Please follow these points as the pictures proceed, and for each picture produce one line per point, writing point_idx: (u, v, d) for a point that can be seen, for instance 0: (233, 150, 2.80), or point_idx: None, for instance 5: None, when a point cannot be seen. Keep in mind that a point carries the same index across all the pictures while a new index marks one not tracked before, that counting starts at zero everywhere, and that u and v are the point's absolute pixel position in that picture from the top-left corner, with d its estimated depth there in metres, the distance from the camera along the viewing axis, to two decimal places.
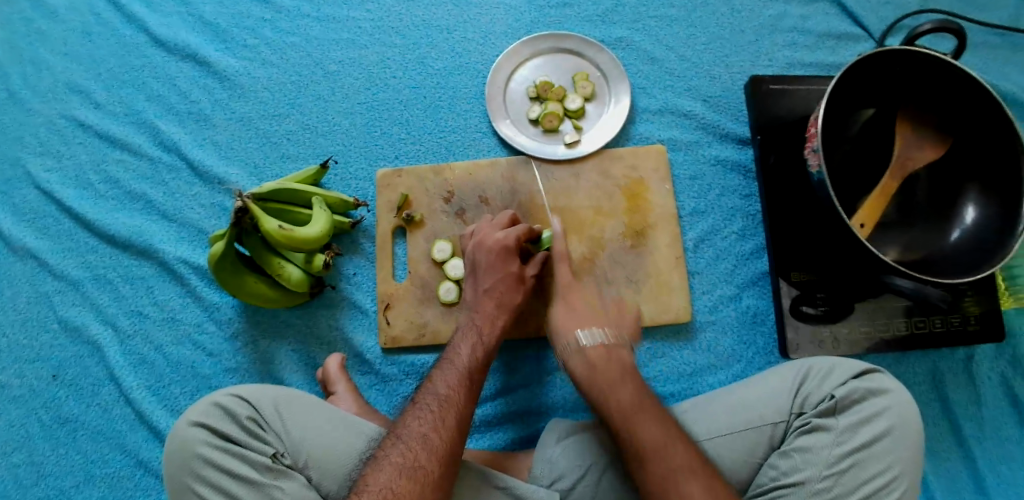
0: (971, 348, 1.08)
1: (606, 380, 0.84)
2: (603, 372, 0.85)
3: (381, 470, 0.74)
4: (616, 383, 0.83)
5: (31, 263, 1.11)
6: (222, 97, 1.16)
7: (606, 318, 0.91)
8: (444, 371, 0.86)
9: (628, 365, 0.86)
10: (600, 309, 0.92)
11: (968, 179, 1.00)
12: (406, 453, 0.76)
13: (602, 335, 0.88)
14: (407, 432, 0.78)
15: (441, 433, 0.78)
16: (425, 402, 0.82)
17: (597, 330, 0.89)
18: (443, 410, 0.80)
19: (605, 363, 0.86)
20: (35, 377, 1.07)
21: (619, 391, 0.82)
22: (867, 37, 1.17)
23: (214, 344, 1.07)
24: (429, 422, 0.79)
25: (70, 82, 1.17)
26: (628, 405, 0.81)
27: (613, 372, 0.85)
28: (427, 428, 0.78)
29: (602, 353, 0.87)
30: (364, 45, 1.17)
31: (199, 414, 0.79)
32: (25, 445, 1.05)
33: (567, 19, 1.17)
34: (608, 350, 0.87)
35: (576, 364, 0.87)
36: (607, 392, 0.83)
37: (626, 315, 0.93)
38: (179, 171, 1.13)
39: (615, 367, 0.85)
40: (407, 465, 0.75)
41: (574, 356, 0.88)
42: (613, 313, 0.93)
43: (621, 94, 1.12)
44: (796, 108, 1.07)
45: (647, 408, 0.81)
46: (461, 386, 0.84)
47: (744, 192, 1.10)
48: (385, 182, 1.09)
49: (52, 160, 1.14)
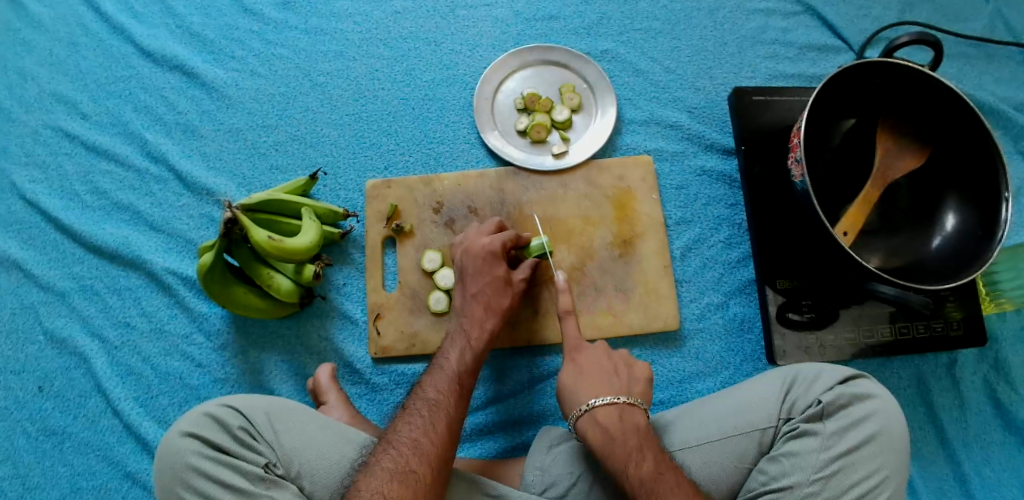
0: (954, 353, 1.10)
1: (622, 457, 0.81)
2: (618, 438, 0.83)
3: (373, 475, 0.75)
4: (631, 457, 0.81)
5: (16, 274, 1.10)
6: (210, 108, 1.17)
7: (617, 381, 0.89)
8: (434, 377, 0.87)
9: (644, 430, 0.84)
10: (611, 372, 0.91)
11: (947, 186, 1.02)
12: (397, 458, 0.77)
13: (617, 398, 0.86)
14: (398, 437, 0.79)
15: (432, 436, 0.79)
16: (415, 408, 0.82)
17: (609, 396, 0.86)
18: (433, 413, 0.81)
19: (620, 433, 0.83)
20: (20, 389, 1.06)
21: (637, 463, 0.80)
22: (847, 49, 1.20)
23: (203, 355, 1.06)
24: (420, 426, 0.80)
25: (57, 93, 1.18)
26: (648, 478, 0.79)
27: (629, 440, 0.82)
28: (418, 433, 0.79)
29: (613, 414, 0.85)
30: (352, 57, 1.18)
31: (191, 425, 0.78)
32: (9, 458, 1.04)
33: (553, 32, 1.19)
34: (621, 412, 0.85)
35: (584, 424, 0.85)
36: (614, 454, 0.81)
37: (630, 375, 0.91)
38: (167, 182, 1.13)
39: (631, 439, 0.83)
40: (399, 469, 0.76)
41: (584, 418, 0.86)
42: (622, 373, 0.91)
43: (608, 105, 1.14)
44: (779, 118, 1.09)
45: (667, 479, 0.79)
46: (450, 390, 0.85)
47: (730, 201, 1.12)
48: (374, 193, 1.09)
49: (37, 170, 1.14)
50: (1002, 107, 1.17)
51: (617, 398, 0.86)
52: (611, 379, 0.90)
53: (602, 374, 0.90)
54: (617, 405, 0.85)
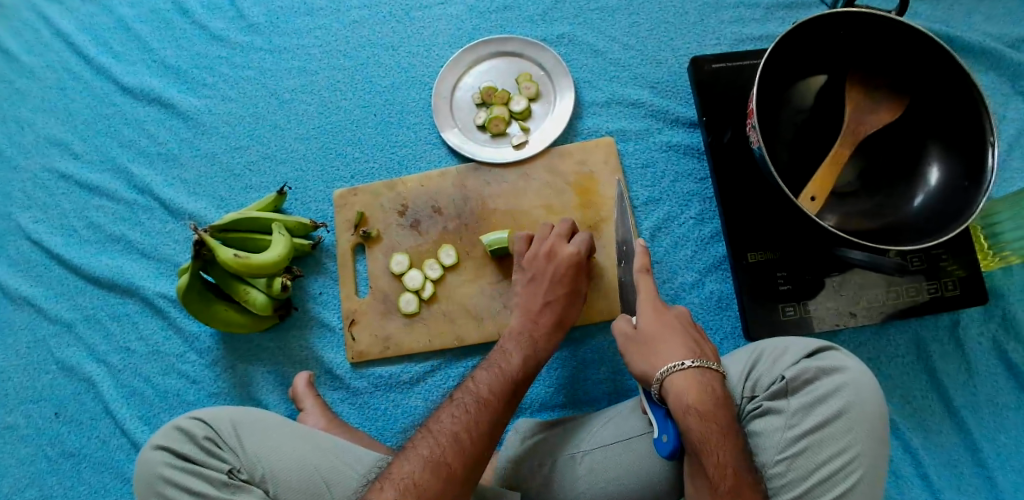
0: (956, 313, 1.03)
1: (724, 422, 0.77)
2: (721, 405, 0.78)
3: (384, 488, 0.74)
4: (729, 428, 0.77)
5: (27, 310, 1.18)
6: (187, 136, 1.22)
7: (704, 347, 0.84)
8: (486, 373, 0.88)
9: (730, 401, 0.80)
10: (696, 338, 0.85)
11: (928, 137, 0.96)
12: (434, 446, 0.78)
13: (715, 363, 0.81)
14: (440, 426, 0.80)
15: (472, 432, 0.80)
16: (441, 422, 0.81)
17: (709, 360, 0.81)
18: (479, 409, 0.82)
19: (720, 398, 0.78)
20: (39, 416, 1.14)
21: (730, 439, 0.76)
22: (817, 3, 1.14)
23: (196, 371, 1.12)
24: (462, 419, 0.81)
25: (50, 137, 1.25)
26: (743, 458, 0.76)
27: (727, 412, 0.77)
28: (459, 427, 0.80)
29: (714, 381, 0.79)
30: (314, 71, 1.21)
31: (163, 438, 0.84)
32: (34, 480, 1.12)
33: (507, 22, 1.18)
34: (721, 380, 0.80)
35: (687, 385, 0.78)
36: (726, 431, 0.76)
37: (709, 344, 0.85)
38: (153, 211, 1.19)
39: (728, 408, 0.78)
40: (434, 459, 0.77)
41: (687, 377, 0.79)
42: (703, 341, 0.85)
43: (566, 90, 1.12)
44: (741, 85, 1.05)
45: (746, 477, 0.74)
46: (481, 408, 0.82)
47: (699, 175, 1.08)
48: (341, 202, 1.12)
49: (39, 212, 1.22)
50: (994, 45, 1.08)
51: (716, 365, 0.81)
52: (694, 345, 0.83)
53: (686, 339, 0.84)
54: (716, 373, 0.80)
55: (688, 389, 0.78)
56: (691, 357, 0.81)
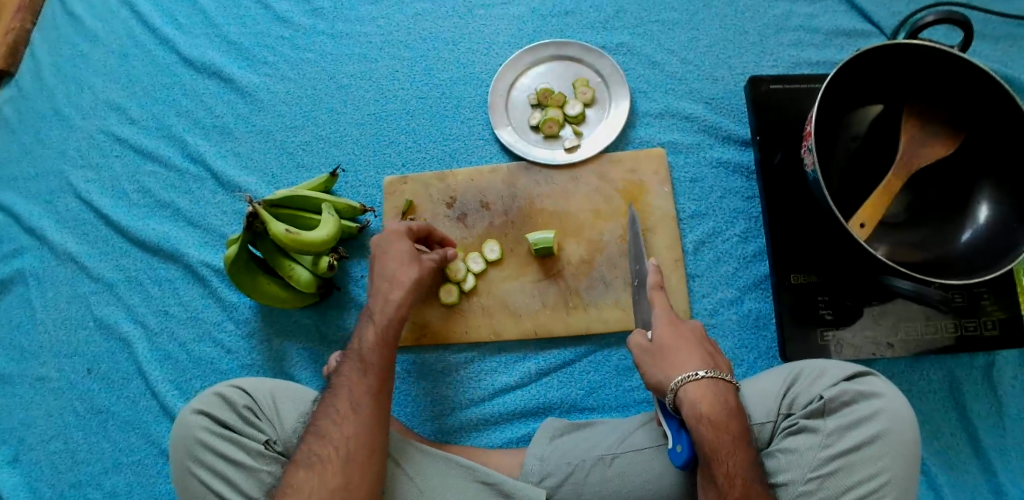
0: (991, 355, 1.03)
1: (736, 432, 0.78)
2: (732, 416, 0.78)
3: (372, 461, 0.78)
4: (741, 438, 0.77)
5: (71, 266, 1.20)
6: (243, 111, 1.24)
7: (717, 359, 0.84)
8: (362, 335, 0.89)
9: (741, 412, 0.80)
10: (709, 351, 0.84)
11: (981, 175, 0.97)
12: (333, 422, 0.80)
13: (729, 376, 0.81)
14: (332, 402, 0.82)
15: (363, 401, 0.82)
16: None
17: (724, 372, 0.81)
18: (361, 377, 0.84)
19: (733, 409, 0.79)
20: (72, 371, 1.16)
21: (743, 449, 0.77)
22: (877, 34, 1.15)
23: (232, 341, 1.13)
24: (349, 390, 0.83)
25: (109, 100, 1.28)
26: (754, 466, 0.76)
27: (738, 423, 0.78)
28: (350, 398, 0.82)
29: (728, 391, 0.80)
30: (374, 59, 1.23)
31: (203, 403, 0.84)
32: (60, 434, 1.14)
33: (568, 27, 1.20)
34: (733, 392, 0.81)
35: (697, 394, 0.79)
36: (737, 440, 0.77)
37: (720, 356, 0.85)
38: (203, 181, 1.21)
39: (740, 419, 0.79)
40: (332, 433, 0.79)
41: (702, 387, 0.79)
42: (716, 352, 0.85)
43: (621, 99, 1.14)
44: (797, 108, 1.06)
45: (756, 485, 0.75)
46: None
47: (747, 194, 1.09)
48: (391, 189, 1.13)
49: (91, 171, 1.25)
50: None
51: (732, 378, 0.81)
52: (708, 356, 0.83)
53: (700, 349, 0.83)
54: (730, 384, 0.81)
55: (702, 398, 0.78)
56: (705, 368, 0.81)
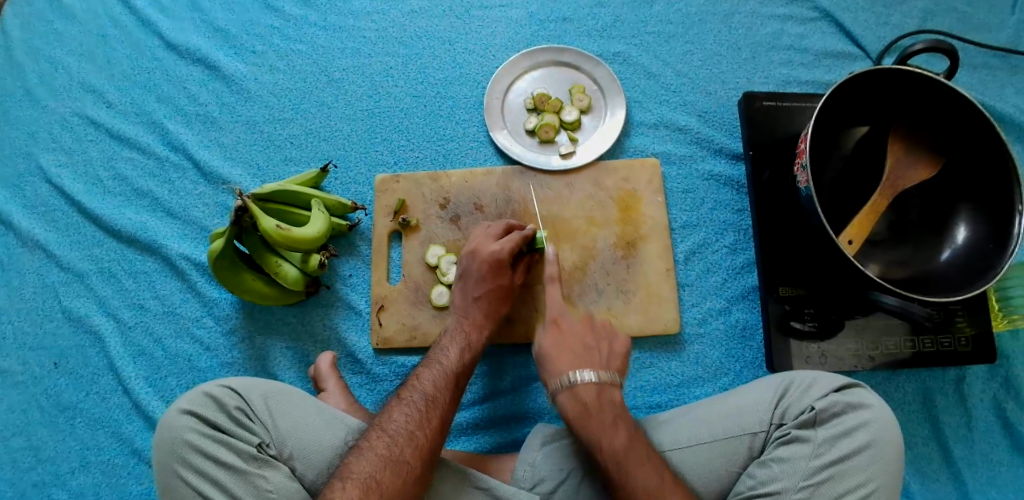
0: (962, 369, 1.07)
1: (599, 422, 0.85)
2: (595, 412, 0.86)
3: (366, 459, 0.79)
4: (606, 429, 0.85)
5: (39, 254, 1.15)
6: (229, 101, 1.20)
7: (595, 355, 0.92)
8: (431, 370, 0.90)
9: (620, 405, 0.88)
10: (587, 347, 0.93)
11: (960, 198, 1.00)
12: (392, 446, 0.80)
13: (597, 374, 0.89)
14: (394, 427, 0.82)
15: (427, 430, 0.83)
16: (411, 399, 0.86)
17: (588, 370, 0.89)
18: (428, 409, 0.85)
19: (596, 407, 0.87)
20: (37, 364, 1.11)
21: (612, 437, 0.84)
22: (864, 57, 1.19)
23: (211, 338, 1.09)
24: (416, 419, 0.83)
25: (85, 82, 1.23)
26: (621, 454, 0.83)
27: (606, 416, 0.86)
28: (413, 426, 0.83)
29: (592, 390, 0.88)
30: (368, 54, 1.21)
31: (190, 402, 0.81)
32: (24, 430, 1.08)
33: (566, 33, 1.20)
34: (601, 389, 0.88)
35: (565, 400, 0.88)
36: (601, 428, 0.85)
37: (610, 350, 0.93)
38: (184, 170, 1.17)
39: (608, 412, 0.87)
40: (392, 458, 0.79)
41: (564, 393, 0.89)
42: (600, 348, 0.93)
43: (617, 108, 1.14)
44: (789, 125, 1.08)
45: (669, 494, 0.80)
46: (445, 386, 0.88)
47: (737, 206, 1.11)
48: (383, 187, 1.12)
49: (63, 155, 1.19)
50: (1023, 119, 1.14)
51: (596, 375, 0.89)
52: (582, 354, 0.92)
53: (572, 351, 0.92)
54: (596, 383, 0.88)
55: (567, 402, 0.88)
56: (573, 368, 0.90)
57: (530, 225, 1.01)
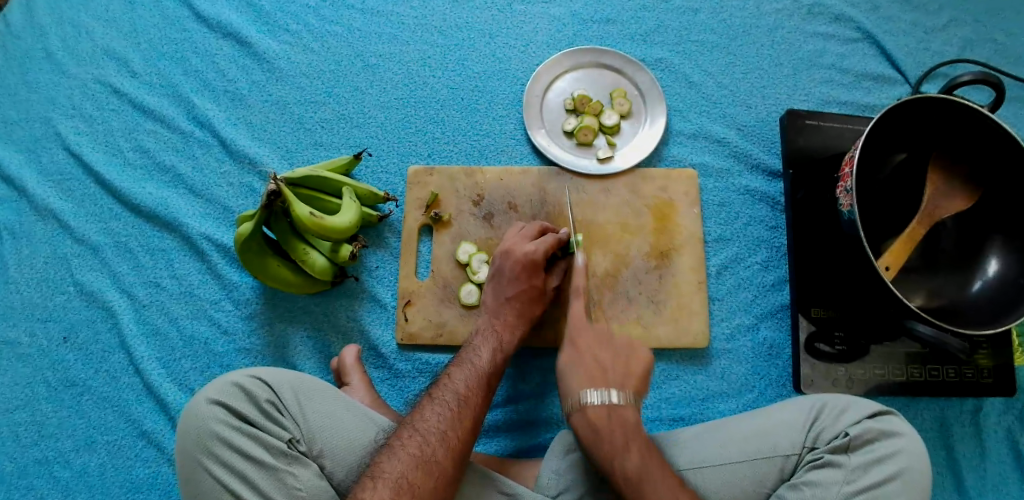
0: (980, 400, 1.09)
1: (610, 446, 0.81)
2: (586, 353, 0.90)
3: (398, 459, 0.75)
4: (617, 451, 0.80)
5: (52, 224, 1.10)
6: (260, 78, 1.16)
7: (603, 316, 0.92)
8: (463, 370, 0.87)
9: (633, 425, 0.83)
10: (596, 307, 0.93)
11: (994, 231, 1.01)
12: (424, 445, 0.77)
13: (608, 394, 0.84)
14: (426, 426, 0.79)
15: (459, 430, 0.79)
16: (444, 399, 0.82)
17: (607, 390, 0.85)
18: (462, 409, 0.82)
19: (606, 425, 0.83)
20: (46, 337, 1.07)
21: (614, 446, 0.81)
22: (903, 82, 1.18)
23: (229, 322, 1.06)
24: (448, 418, 0.80)
25: (109, 47, 1.18)
26: (634, 475, 0.79)
27: (617, 437, 0.82)
28: (445, 425, 0.79)
29: (603, 412, 0.83)
30: (406, 41, 1.18)
31: (220, 393, 0.79)
32: (28, 404, 1.04)
33: (608, 35, 1.18)
34: (610, 410, 0.84)
35: (577, 420, 0.84)
36: (614, 452, 0.80)
37: (627, 370, 0.88)
38: (210, 147, 1.13)
39: (620, 435, 0.82)
40: (424, 458, 0.76)
41: (576, 413, 0.85)
42: (617, 366, 0.88)
43: (657, 115, 1.13)
44: (830, 146, 1.08)
45: None
46: (479, 387, 0.85)
47: (771, 223, 1.11)
48: (415, 179, 1.09)
49: (83, 123, 1.15)
50: None
51: (608, 396, 0.84)
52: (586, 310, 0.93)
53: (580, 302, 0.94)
54: (607, 404, 0.84)
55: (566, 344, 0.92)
56: (589, 388, 0.85)
57: (565, 230, 0.99)
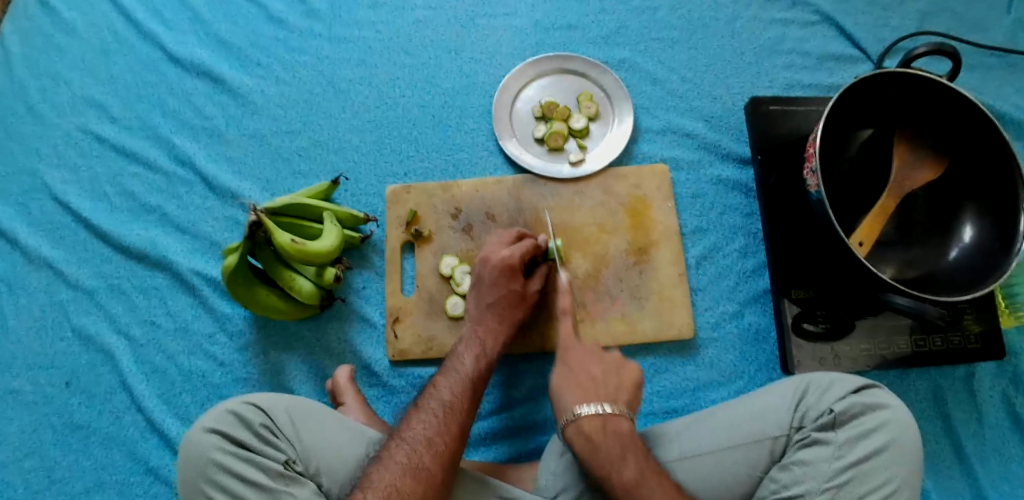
0: (971, 366, 1.09)
1: (608, 458, 0.80)
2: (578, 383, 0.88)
3: (387, 469, 0.77)
4: (589, 385, 0.87)
5: (47, 273, 1.14)
6: (236, 114, 1.20)
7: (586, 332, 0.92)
8: (448, 378, 0.89)
9: (606, 367, 0.90)
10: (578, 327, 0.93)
11: (966, 197, 1.02)
12: (412, 454, 0.79)
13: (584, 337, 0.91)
14: (413, 435, 0.81)
15: (446, 437, 0.81)
16: (429, 407, 0.85)
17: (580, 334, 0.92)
18: (448, 415, 0.84)
19: (582, 367, 0.89)
20: (49, 384, 1.10)
21: (622, 469, 0.80)
22: (865, 59, 1.20)
23: (225, 354, 1.09)
24: (434, 426, 0.82)
25: (89, 98, 1.22)
26: (630, 484, 0.79)
27: (613, 447, 0.81)
28: (432, 432, 0.81)
29: (597, 424, 0.83)
30: (374, 65, 1.21)
31: (214, 420, 0.81)
32: (36, 451, 1.07)
33: (571, 41, 1.21)
34: (586, 351, 0.91)
35: (556, 363, 0.92)
36: (606, 424, 0.83)
37: (619, 381, 0.88)
38: (193, 185, 1.17)
39: (592, 371, 0.89)
40: (412, 465, 0.78)
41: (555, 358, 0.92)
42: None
43: (625, 114, 1.15)
44: (796, 129, 1.10)
45: None
46: (464, 393, 0.87)
47: (746, 210, 1.12)
48: (394, 198, 1.12)
49: (69, 172, 1.19)
50: None
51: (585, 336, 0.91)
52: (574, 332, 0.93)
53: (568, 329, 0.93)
54: (601, 415, 0.83)
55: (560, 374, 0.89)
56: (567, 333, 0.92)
57: (542, 235, 1.01)
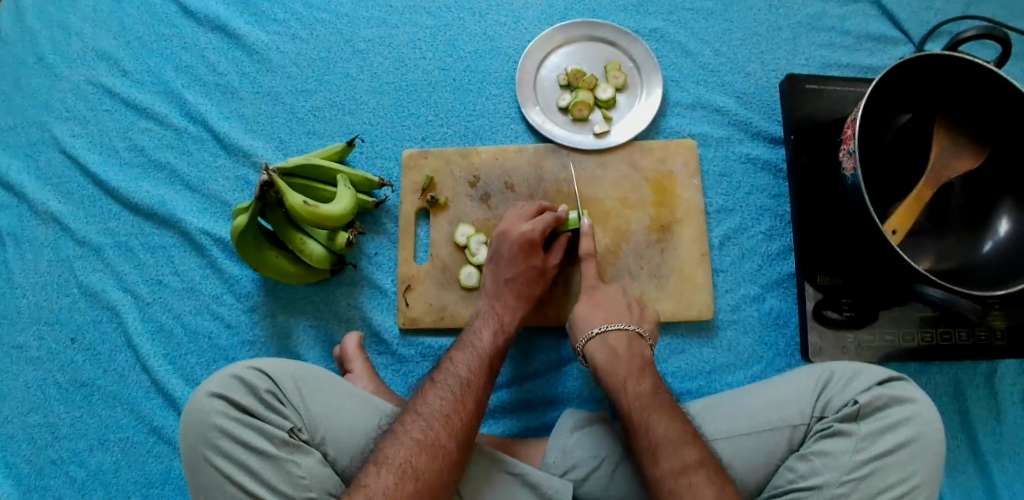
0: (995, 363, 1.06)
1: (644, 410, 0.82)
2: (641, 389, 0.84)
3: (402, 444, 0.75)
4: (654, 414, 0.81)
5: (54, 227, 1.11)
6: (250, 70, 1.15)
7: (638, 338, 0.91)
8: (465, 353, 0.86)
9: (666, 392, 0.85)
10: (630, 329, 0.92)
11: (1003, 189, 0.98)
12: (427, 430, 0.77)
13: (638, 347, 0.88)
14: (429, 410, 0.79)
15: (462, 414, 0.79)
16: (445, 382, 0.82)
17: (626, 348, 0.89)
18: (464, 391, 0.81)
19: (645, 389, 0.85)
20: (53, 340, 1.07)
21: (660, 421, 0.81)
22: (906, 41, 1.15)
23: (232, 315, 1.06)
24: (451, 402, 0.80)
25: (100, 49, 1.17)
26: (669, 436, 0.79)
27: (648, 400, 0.83)
28: (449, 409, 0.79)
29: (638, 376, 0.86)
30: (394, 25, 1.16)
31: (219, 385, 0.79)
32: (40, 406, 1.05)
33: (600, 7, 1.16)
34: (647, 371, 0.86)
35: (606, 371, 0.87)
36: (647, 417, 0.81)
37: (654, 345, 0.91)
38: (204, 142, 1.12)
39: (636, 362, 0.88)
40: (428, 441, 0.76)
41: (607, 370, 0.87)
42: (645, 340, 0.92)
43: (654, 86, 1.11)
44: (832, 109, 1.06)
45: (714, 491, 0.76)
46: (481, 370, 0.85)
47: (774, 192, 1.08)
48: (410, 163, 1.08)
49: (78, 125, 1.15)
50: None
51: (640, 358, 0.88)
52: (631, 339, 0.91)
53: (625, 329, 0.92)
54: (641, 367, 0.87)
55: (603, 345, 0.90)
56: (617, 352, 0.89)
57: (564, 208, 0.98)
